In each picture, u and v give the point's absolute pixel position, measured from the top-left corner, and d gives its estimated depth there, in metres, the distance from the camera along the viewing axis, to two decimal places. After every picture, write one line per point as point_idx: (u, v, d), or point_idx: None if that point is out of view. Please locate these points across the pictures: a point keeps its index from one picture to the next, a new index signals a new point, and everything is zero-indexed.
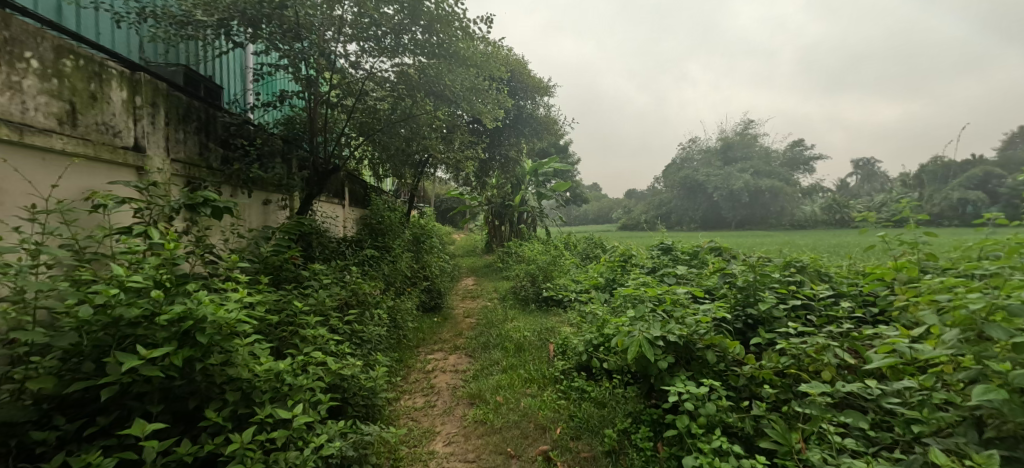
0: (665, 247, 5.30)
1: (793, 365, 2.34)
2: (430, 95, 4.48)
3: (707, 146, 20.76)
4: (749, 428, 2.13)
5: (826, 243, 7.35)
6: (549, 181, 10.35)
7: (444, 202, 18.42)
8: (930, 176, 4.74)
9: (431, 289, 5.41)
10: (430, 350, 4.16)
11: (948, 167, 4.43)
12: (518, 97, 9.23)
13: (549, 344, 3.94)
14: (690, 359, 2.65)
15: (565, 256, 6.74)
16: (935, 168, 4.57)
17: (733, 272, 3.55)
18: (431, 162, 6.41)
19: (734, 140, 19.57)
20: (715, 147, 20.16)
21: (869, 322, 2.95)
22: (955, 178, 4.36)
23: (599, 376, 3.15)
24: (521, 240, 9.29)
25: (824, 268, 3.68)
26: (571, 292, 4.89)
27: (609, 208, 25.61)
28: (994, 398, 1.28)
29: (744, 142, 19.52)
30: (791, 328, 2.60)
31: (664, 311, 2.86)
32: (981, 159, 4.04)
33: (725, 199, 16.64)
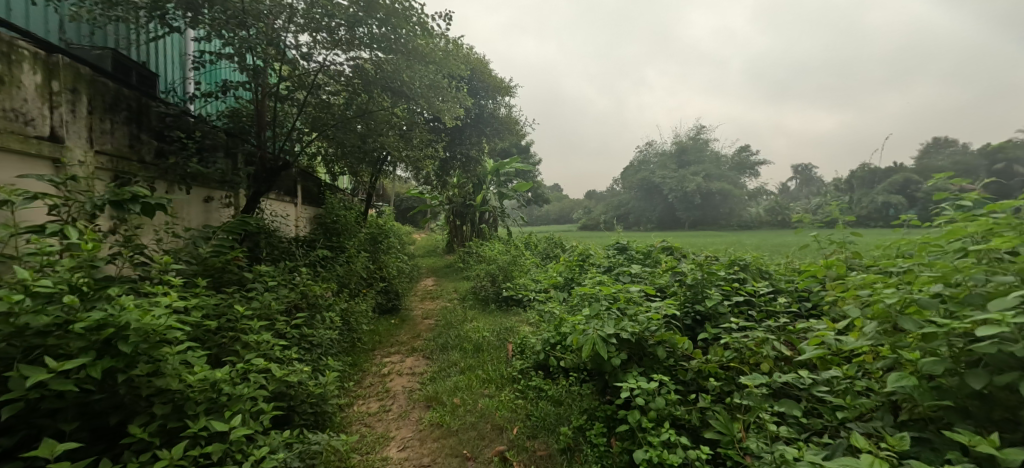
0: (622, 247, 5.45)
1: (735, 359, 2.48)
2: (387, 91, 4.36)
3: (662, 149, 21.52)
4: (696, 420, 2.22)
5: (770, 242, 7.81)
6: (509, 181, 10.38)
7: (403, 201, 18.08)
8: (859, 181, 5.12)
9: (388, 290, 5.27)
10: (386, 353, 4.06)
11: (875, 174, 4.77)
12: (479, 97, 9.17)
13: (507, 343, 3.94)
14: (642, 355, 2.72)
15: (525, 255, 6.78)
16: (864, 174, 4.94)
17: (684, 270, 3.70)
18: (388, 161, 6.26)
19: (687, 144, 20.39)
20: (669, 150, 20.93)
21: (804, 316, 3.16)
22: (880, 183, 4.73)
23: (556, 374, 3.19)
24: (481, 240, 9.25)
25: (765, 266, 3.91)
26: (530, 291, 4.92)
27: (569, 208, 26.05)
28: (905, 384, 1.38)
29: (695, 146, 20.39)
30: (734, 323, 2.74)
31: (618, 309, 2.93)
32: (904, 166, 4.28)
33: (679, 201, 17.32)
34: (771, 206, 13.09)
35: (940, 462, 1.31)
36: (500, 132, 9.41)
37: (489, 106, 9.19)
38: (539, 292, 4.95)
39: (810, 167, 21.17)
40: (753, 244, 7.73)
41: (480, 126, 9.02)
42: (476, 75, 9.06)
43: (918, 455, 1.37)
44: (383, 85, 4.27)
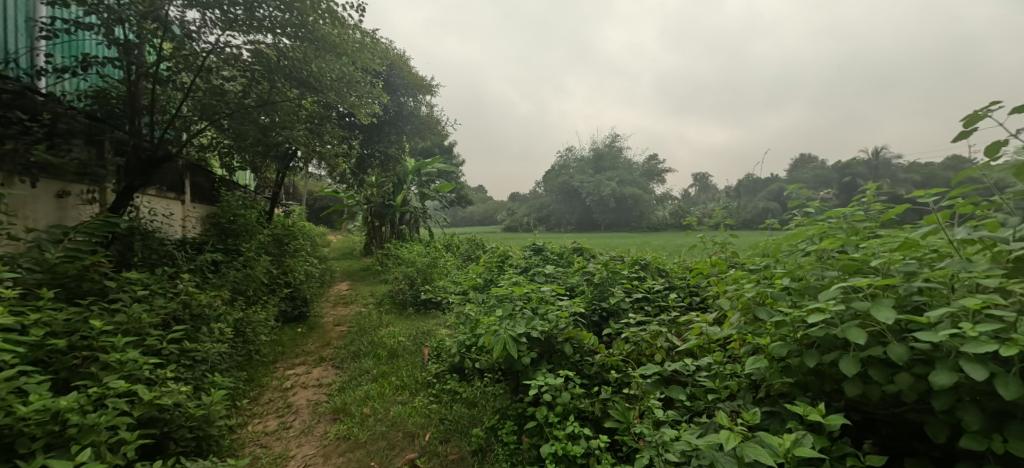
0: (537, 248, 5.62)
1: (634, 351, 2.68)
2: (292, 81, 4.11)
3: (579, 155, 22.56)
4: (598, 411, 2.35)
5: (674, 242, 8.55)
6: (430, 183, 10.20)
7: (316, 201, 16.95)
8: (744, 190, 5.80)
9: (294, 296, 4.89)
10: (290, 364, 3.76)
11: (755, 184, 5.43)
12: (398, 94, 8.87)
13: (423, 348, 3.86)
14: (551, 352, 2.84)
15: (445, 257, 6.68)
16: (748, 184, 5.61)
17: (593, 270, 3.92)
18: (295, 157, 5.81)
19: (603, 151, 21.58)
20: (585, 156, 22.01)
21: (693, 309, 3.50)
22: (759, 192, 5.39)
23: (471, 376, 3.20)
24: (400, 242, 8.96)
25: (662, 265, 4.28)
26: (450, 293, 4.87)
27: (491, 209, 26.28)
28: (760, 366, 1.59)
29: (609, 153, 21.63)
30: (633, 318, 2.96)
31: (530, 309, 3.02)
32: (776, 177, 4.94)
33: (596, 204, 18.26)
34: (676, 211, 14.32)
35: (783, 430, 1.53)
36: (420, 131, 9.18)
37: (408, 104, 8.94)
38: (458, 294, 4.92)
39: (705, 176, 23.55)
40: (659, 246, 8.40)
41: (399, 124, 8.74)
42: (393, 71, 8.78)
43: (769, 427, 1.59)
44: (288, 74, 4.01)
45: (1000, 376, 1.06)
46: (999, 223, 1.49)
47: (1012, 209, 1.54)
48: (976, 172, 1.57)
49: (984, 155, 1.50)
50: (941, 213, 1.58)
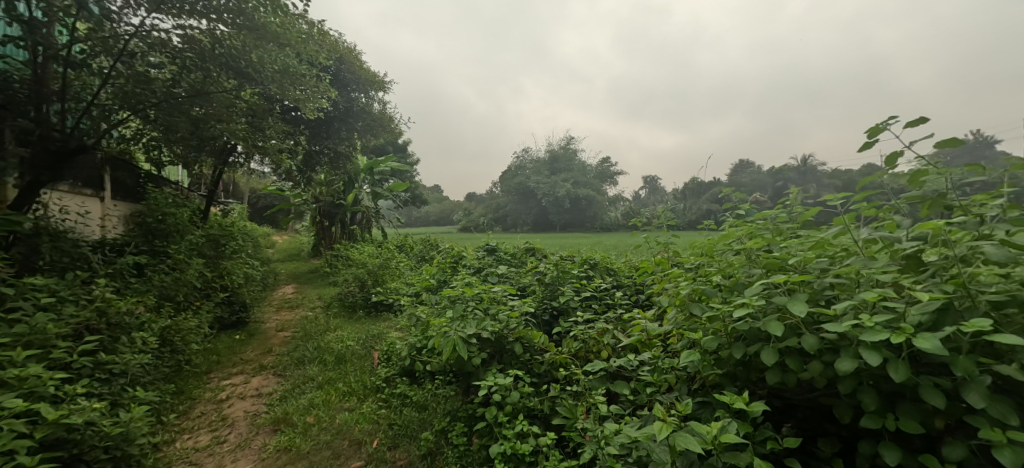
0: (491, 248, 5.62)
1: (582, 349, 2.76)
2: (230, 71, 3.88)
3: (534, 156, 22.80)
4: (546, 409, 2.39)
5: (625, 242, 8.84)
6: (382, 182, 9.92)
7: (259, 199, 16.01)
8: (690, 193, 6.09)
9: (232, 301, 4.61)
10: (225, 374, 3.53)
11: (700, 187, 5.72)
12: (348, 89, 8.58)
13: (373, 352, 3.75)
14: (502, 352, 2.85)
15: (397, 258, 6.52)
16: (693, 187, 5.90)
17: (545, 270, 3.97)
18: (234, 152, 5.47)
19: (558, 153, 21.89)
20: (540, 158, 22.28)
21: (639, 307, 3.64)
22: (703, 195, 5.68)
23: (423, 379, 3.15)
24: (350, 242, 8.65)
25: (611, 264, 4.42)
26: (402, 295, 4.77)
27: (446, 209, 26.00)
28: (694, 359, 1.69)
29: (565, 154, 21.97)
30: (581, 316, 3.04)
31: (481, 310, 3.03)
32: (718, 180, 5.22)
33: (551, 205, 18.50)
34: (628, 212, 14.78)
35: (713, 419, 1.62)
36: (372, 128, 8.91)
37: (358, 100, 8.66)
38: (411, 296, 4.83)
39: (654, 178, 24.52)
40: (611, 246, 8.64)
41: (349, 120, 8.45)
42: (342, 66, 8.47)
43: (700, 416, 1.68)
44: (224, 64, 3.78)
45: (891, 360, 1.18)
46: (896, 224, 1.67)
47: (908, 212, 1.72)
48: (877, 178, 1.74)
49: (883, 163, 1.67)
50: (848, 216, 1.75)
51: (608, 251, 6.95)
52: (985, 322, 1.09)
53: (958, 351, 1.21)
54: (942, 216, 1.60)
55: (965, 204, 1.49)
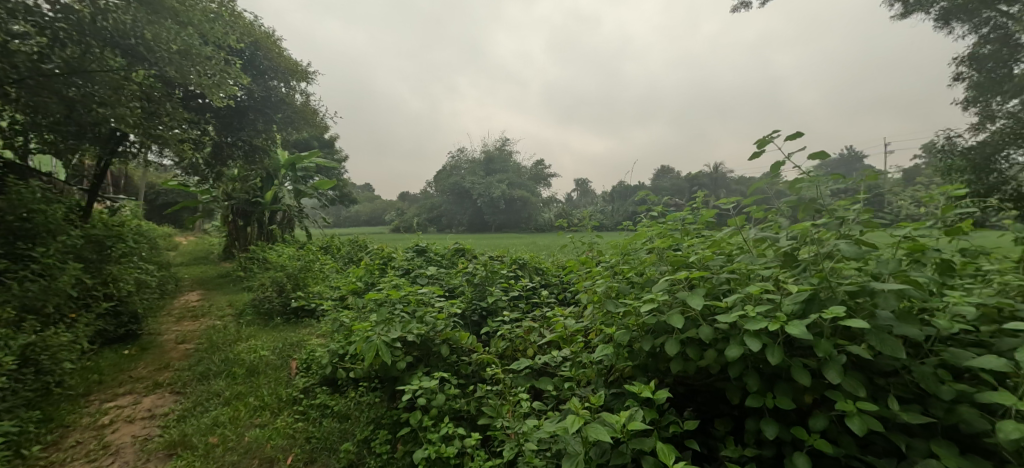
0: (421, 249, 5.51)
1: (508, 347, 2.80)
2: (121, 52, 3.54)
3: (469, 156, 22.68)
4: (473, 409, 2.39)
5: (555, 242, 9.09)
6: (306, 179, 9.32)
7: (158, 196, 14.28)
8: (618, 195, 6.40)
9: (120, 311, 4.08)
10: (109, 396, 3.11)
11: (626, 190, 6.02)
12: (264, 78, 7.97)
13: (290, 361, 3.51)
14: (429, 354, 2.81)
15: (322, 260, 6.16)
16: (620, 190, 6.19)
17: (474, 270, 3.97)
18: (124, 142, 4.85)
19: (494, 154, 21.93)
20: (474, 158, 22.23)
21: (565, 305, 3.75)
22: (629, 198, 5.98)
23: (345, 387, 3.01)
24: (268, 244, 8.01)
25: (539, 264, 4.52)
26: (326, 300, 4.51)
27: (376, 208, 24.96)
28: (607, 352, 1.78)
29: (500, 155, 22.08)
30: (508, 316, 3.08)
31: (407, 312, 2.97)
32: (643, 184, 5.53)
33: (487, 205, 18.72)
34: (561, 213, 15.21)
35: (625, 408, 1.72)
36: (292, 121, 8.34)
37: (276, 89, 8.07)
38: (336, 300, 4.59)
39: (584, 181, 25.49)
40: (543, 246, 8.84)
41: (266, 110, 7.85)
42: (257, 52, 7.84)
43: (613, 406, 1.78)
44: (108, 39, 3.42)
45: (769, 345, 1.34)
46: (778, 225, 1.89)
47: (789, 215, 1.95)
48: (765, 184, 1.95)
49: (770, 172, 1.87)
50: (741, 217, 1.95)
51: (539, 251, 7.10)
52: (840, 309, 1.27)
53: (822, 335, 1.40)
54: (814, 218, 1.85)
55: (831, 208, 1.73)
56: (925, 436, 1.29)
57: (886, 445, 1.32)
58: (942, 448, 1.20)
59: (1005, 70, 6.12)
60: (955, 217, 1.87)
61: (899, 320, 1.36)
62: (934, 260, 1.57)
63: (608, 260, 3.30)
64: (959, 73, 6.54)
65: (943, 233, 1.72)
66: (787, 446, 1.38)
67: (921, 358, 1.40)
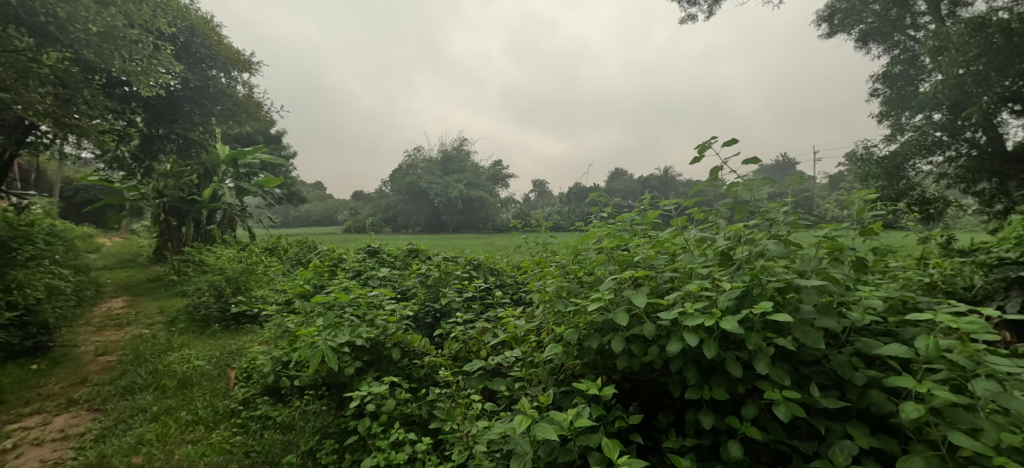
0: (373, 250, 5.37)
1: (461, 349, 2.78)
2: (30, 32, 3.32)
3: (425, 155, 22.34)
4: (424, 413, 2.35)
5: (510, 243, 9.14)
6: (249, 176, 8.81)
7: (79, 192, 13.02)
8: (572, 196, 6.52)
9: (28, 322, 3.67)
10: (13, 417, 2.78)
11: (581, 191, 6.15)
12: (201, 67, 7.47)
13: (229, 371, 3.30)
14: (379, 358, 2.74)
15: (267, 263, 5.86)
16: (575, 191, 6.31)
17: (428, 272, 3.92)
18: (35, 132, 4.38)
19: (452, 153, 21.72)
20: (430, 157, 21.93)
21: (520, 305, 3.78)
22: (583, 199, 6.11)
23: (290, 396, 2.87)
24: (207, 245, 7.49)
25: (493, 264, 4.53)
26: (270, 304, 4.29)
27: (328, 207, 23.32)
28: (556, 351, 1.81)
29: (458, 154, 21.90)
30: (461, 318, 3.05)
31: (357, 316, 2.88)
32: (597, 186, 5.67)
33: (444, 206, 18.70)
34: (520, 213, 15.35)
35: (573, 405, 1.75)
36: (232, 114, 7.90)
37: (214, 80, 7.57)
38: (281, 304, 4.36)
39: (541, 182, 25.73)
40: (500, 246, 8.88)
41: (204, 102, 7.35)
42: (193, 39, 7.31)
43: (562, 404, 1.80)
44: (13, 16, 3.17)
45: (706, 340, 1.41)
46: (716, 226, 1.99)
47: (727, 216, 2.05)
48: (704, 187, 2.05)
49: (709, 175, 1.97)
50: (683, 218, 2.05)
51: (496, 251, 7.12)
52: (768, 304, 1.36)
53: (753, 329, 1.49)
54: (747, 219, 1.98)
55: (763, 210, 1.84)
56: (842, 419, 1.41)
57: (809, 429, 1.43)
58: (856, 430, 1.31)
59: (910, 87, 6.84)
60: (868, 219, 2.05)
61: (819, 313, 1.48)
62: (851, 258, 1.72)
63: (560, 260, 3.35)
64: (875, 90, 7.22)
65: (859, 233, 1.88)
66: (722, 434, 1.47)
67: (838, 347, 1.53)
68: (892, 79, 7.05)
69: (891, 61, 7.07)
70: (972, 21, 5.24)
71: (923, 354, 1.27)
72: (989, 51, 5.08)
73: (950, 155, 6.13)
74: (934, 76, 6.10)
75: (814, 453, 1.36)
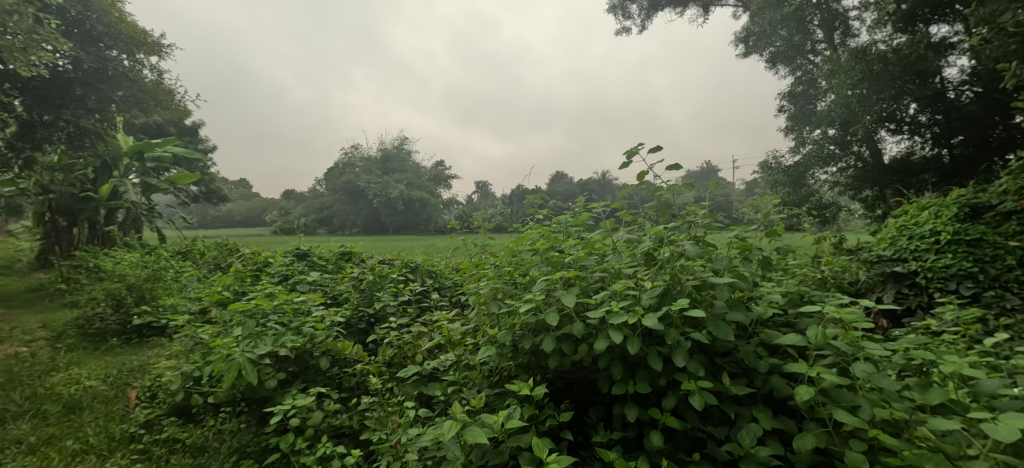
0: (303, 253, 5.07)
1: (396, 355, 2.69)
2: None
3: (364, 153, 21.45)
4: (355, 425, 2.25)
5: (450, 244, 9.01)
6: (158, 172, 7.95)
7: None
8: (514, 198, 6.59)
9: None
10: None
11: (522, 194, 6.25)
12: (99, 46, 6.65)
13: (129, 390, 2.95)
14: (306, 368, 2.59)
15: (179, 268, 5.34)
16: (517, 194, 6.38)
17: (362, 276, 3.77)
18: None
19: (393, 152, 21.07)
20: (372, 156, 21.07)
21: (458, 307, 3.74)
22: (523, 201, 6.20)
23: (202, 414, 2.62)
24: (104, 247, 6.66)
25: (431, 267, 4.45)
26: (183, 313, 3.90)
27: (256, 204, 20.70)
28: (490, 353, 1.82)
29: (400, 154, 21.24)
30: (394, 323, 2.96)
31: (281, 324, 2.70)
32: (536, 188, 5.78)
33: (383, 206, 18.15)
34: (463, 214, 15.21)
35: (506, 407, 1.77)
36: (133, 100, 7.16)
37: (113, 60, 6.74)
38: (195, 314, 3.97)
39: (483, 182, 25.64)
40: (442, 248, 8.74)
41: (101, 86, 6.53)
42: (89, 15, 6.50)
43: (495, 405, 1.81)
44: None
45: (630, 337, 1.49)
46: (642, 228, 2.10)
47: (652, 218, 2.17)
48: (632, 190, 2.15)
49: (636, 179, 2.07)
50: (610, 221, 2.16)
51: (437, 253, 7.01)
52: (685, 300, 1.46)
53: (673, 325, 1.59)
54: (670, 221, 2.10)
55: (683, 213, 1.97)
56: (749, 404, 1.55)
57: (721, 415, 1.55)
58: (760, 413, 1.44)
59: (810, 105, 7.66)
60: (773, 222, 2.26)
61: (730, 307, 1.60)
62: (758, 256, 1.88)
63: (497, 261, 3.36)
64: (782, 106, 8.00)
65: (765, 235, 2.06)
66: (645, 425, 1.55)
67: (747, 338, 1.68)
68: (796, 97, 7.87)
69: (795, 82, 7.88)
70: (859, 50, 6.00)
71: (814, 342, 1.42)
72: (870, 76, 5.82)
73: (841, 166, 6.93)
74: (829, 96, 6.89)
75: (725, 437, 1.48)
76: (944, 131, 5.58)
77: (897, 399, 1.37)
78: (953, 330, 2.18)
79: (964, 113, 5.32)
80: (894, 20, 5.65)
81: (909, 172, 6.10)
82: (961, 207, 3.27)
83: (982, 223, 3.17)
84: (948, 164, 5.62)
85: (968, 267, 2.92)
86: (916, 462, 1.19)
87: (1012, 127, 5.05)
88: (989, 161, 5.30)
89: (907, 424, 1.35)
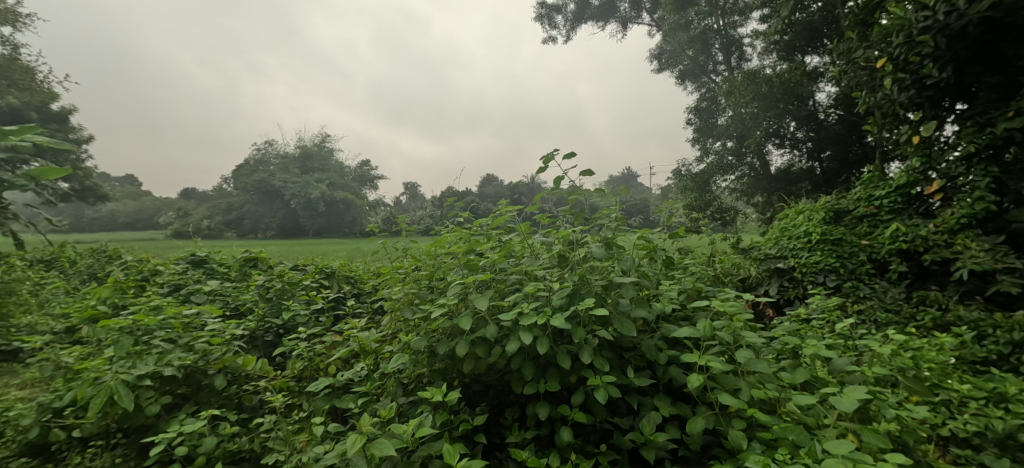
0: (199, 259, 4.55)
1: (307, 368, 2.51)
2: None
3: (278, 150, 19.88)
4: (256, 447, 2.06)
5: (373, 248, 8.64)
6: (17, 164, 6.69)
7: None
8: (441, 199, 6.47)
9: None
10: None
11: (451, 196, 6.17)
12: None
13: None
14: (198, 388, 2.33)
15: (42, 280, 4.51)
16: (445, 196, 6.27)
17: (268, 283, 3.47)
18: None
19: (313, 150, 19.79)
20: (289, 153, 19.59)
21: (377, 315, 3.58)
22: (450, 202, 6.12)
23: (62, 452, 2.23)
24: None
25: (350, 273, 4.22)
26: (44, 333, 3.30)
27: (146, 204, 17.88)
28: (402, 361, 1.76)
29: (322, 153, 20.03)
30: (303, 333, 2.76)
31: (169, 340, 2.41)
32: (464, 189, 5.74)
33: (302, 206, 16.99)
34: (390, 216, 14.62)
35: (419, 415, 1.72)
36: None
37: None
38: (61, 333, 3.38)
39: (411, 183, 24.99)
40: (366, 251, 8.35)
41: None
42: None
43: (407, 415, 1.76)
44: None
45: (539, 337, 1.53)
46: (556, 231, 2.16)
47: (567, 222, 2.24)
48: (546, 195, 2.20)
49: (551, 184, 2.13)
50: (527, 224, 2.20)
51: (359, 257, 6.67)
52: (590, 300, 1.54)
53: (581, 323, 1.67)
54: (582, 225, 2.18)
55: (592, 216, 2.06)
56: (650, 393, 1.66)
57: (625, 406, 1.65)
58: (659, 402, 1.56)
59: (712, 119, 8.46)
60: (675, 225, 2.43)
61: (634, 305, 1.71)
62: (661, 257, 2.02)
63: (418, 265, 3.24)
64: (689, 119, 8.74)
65: (668, 237, 2.21)
66: (556, 422, 1.60)
67: (649, 333, 1.80)
68: (701, 112, 8.64)
69: (700, 98, 8.68)
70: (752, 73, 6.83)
71: (703, 333, 1.57)
72: (760, 97, 6.65)
73: (737, 175, 7.77)
74: (727, 111, 7.67)
75: (628, 426, 1.57)
76: (816, 145, 6.41)
77: (771, 380, 1.54)
78: (820, 318, 2.52)
79: (831, 131, 6.11)
80: (778, 48, 6.43)
81: (791, 180, 6.93)
82: (828, 212, 3.81)
83: (842, 225, 3.71)
84: (820, 175, 6.48)
85: (831, 263, 3.40)
86: (782, 434, 1.36)
87: (866, 144, 5.84)
88: (849, 172, 6.10)
89: (778, 402, 1.53)
